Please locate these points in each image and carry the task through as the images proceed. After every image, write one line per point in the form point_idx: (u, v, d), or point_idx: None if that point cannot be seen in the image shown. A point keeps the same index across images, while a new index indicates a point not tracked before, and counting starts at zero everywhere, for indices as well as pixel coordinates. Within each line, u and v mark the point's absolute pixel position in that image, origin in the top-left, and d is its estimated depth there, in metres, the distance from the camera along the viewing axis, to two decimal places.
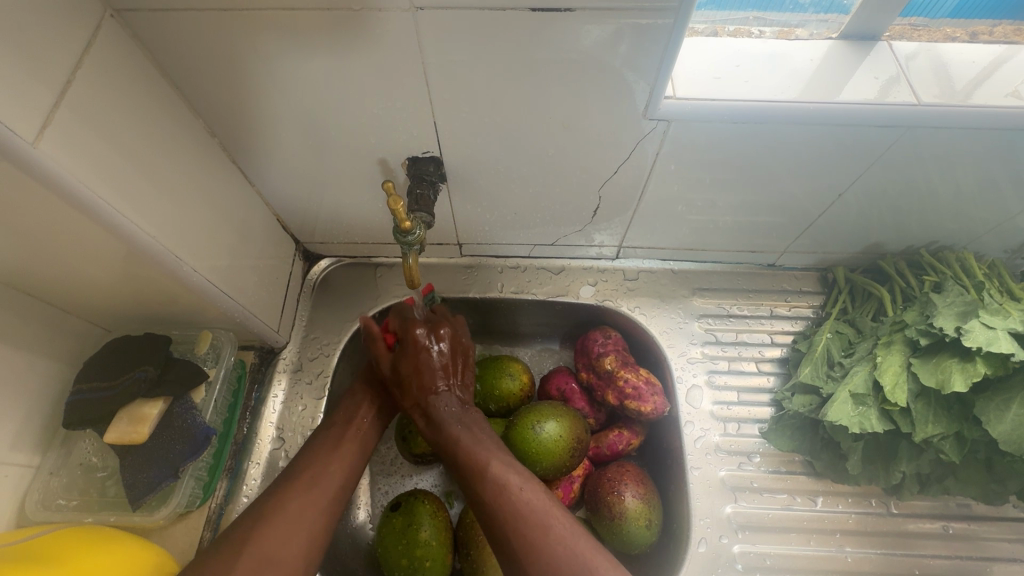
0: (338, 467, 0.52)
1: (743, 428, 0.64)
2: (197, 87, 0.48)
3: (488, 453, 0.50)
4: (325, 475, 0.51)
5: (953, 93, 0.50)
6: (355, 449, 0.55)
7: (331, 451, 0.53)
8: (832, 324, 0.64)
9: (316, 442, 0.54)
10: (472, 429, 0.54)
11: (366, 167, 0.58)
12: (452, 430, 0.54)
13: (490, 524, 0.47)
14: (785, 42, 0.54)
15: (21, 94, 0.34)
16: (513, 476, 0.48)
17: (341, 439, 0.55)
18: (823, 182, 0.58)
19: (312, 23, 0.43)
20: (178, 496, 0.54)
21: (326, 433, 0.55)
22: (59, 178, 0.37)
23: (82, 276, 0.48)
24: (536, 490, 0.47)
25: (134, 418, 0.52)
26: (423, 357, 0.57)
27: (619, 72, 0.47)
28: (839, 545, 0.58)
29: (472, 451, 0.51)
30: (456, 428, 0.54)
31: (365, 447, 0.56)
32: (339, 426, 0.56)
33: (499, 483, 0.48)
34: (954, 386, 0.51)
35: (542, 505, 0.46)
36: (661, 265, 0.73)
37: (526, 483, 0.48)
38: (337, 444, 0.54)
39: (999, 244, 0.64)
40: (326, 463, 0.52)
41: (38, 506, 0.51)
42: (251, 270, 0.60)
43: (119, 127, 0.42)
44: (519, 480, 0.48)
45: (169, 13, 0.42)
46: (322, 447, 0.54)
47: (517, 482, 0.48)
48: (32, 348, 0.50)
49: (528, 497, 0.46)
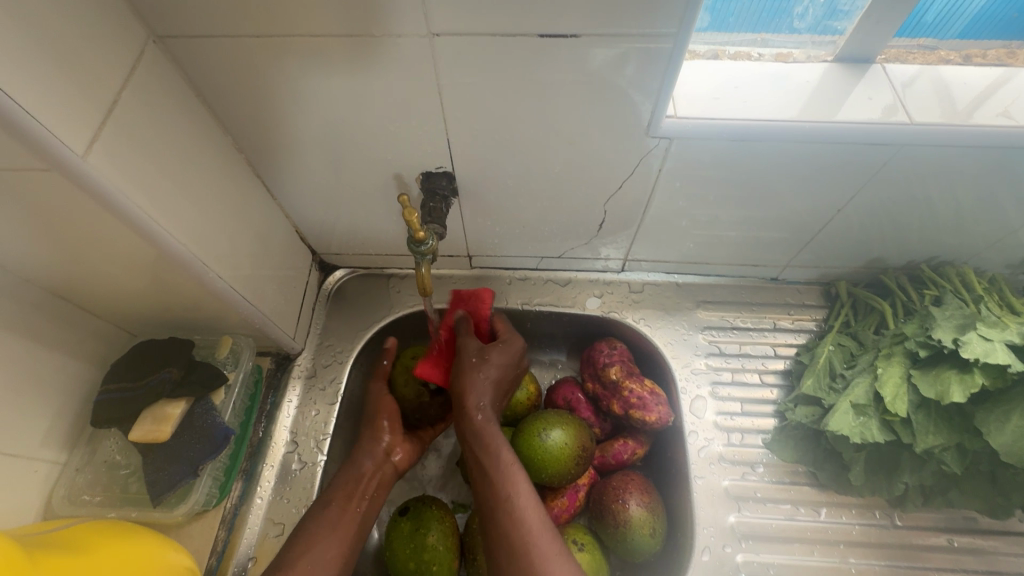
0: (335, 551, 0.53)
1: (746, 439, 0.65)
2: (228, 107, 0.52)
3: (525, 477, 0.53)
4: (321, 565, 0.51)
5: (956, 113, 0.52)
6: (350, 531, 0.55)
7: (328, 535, 0.53)
8: (834, 336, 0.65)
9: (311, 523, 0.54)
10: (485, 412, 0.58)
11: (381, 181, 0.60)
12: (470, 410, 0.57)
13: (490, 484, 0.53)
14: (782, 64, 0.56)
15: (75, 114, 0.37)
16: (536, 512, 0.50)
17: (338, 519, 0.55)
18: (821, 198, 0.60)
19: (337, 48, 0.46)
20: (196, 495, 0.56)
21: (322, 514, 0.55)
22: (104, 188, 0.40)
23: (114, 282, 0.51)
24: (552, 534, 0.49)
25: (157, 417, 0.54)
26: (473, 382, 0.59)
27: (624, 94, 0.50)
28: (842, 555, 0.59)
29: (507, 486, 0.52)
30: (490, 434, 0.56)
31: (363, 524, 0.56)
32: (338, 504, 0.56)
33: (524, 508, 0.50)
34: (953, 397, 0.51)
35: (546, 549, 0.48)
36: (666, 279, 0.75)
37: (543, 527, 0.49)
38: (336, 525, 0.54)
39: (1000, 259, 0.65)
40: (323, 550, 0.52)
41: (64, 501, 0.53)
42: (271, 279, 0.63)
43: (157, 142, 0.45)
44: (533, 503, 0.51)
45: (204, 39, 0.46)
46: (322, 528, 0.53)
47: (537, 524, 0.49)
48: (64, 349, 0.53)
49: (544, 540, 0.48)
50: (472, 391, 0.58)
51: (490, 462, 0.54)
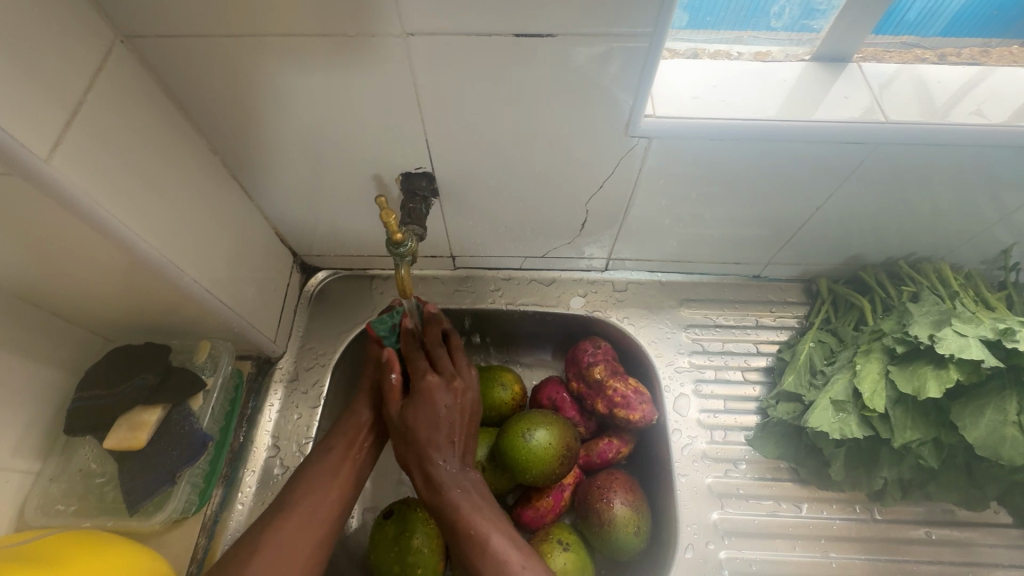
0: (333, 499, 0.54)
1: (729, 436, 0.65)
2: (201, 107, 0.51)
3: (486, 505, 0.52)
4: (320, 507, 0.53)
5: (930, 112, 0.52)
6: (351, 476, 0.57)
7: (329, 480, 0.55)
8: (814, 333, 0.66)
9: (315, 466, 0.56)
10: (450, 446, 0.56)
11: (361, 181, 0.60)
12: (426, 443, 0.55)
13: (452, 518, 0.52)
14: (760, 63, 0.56)
15: (37, 116, 0.36)
16: (502, 537, 0.50)
17: (339, 465, 0.57)
18: (800, 197, 0.60)
19: (311, 48, 0.46)
20: (175, 502, 0.55)
21: (324, 459, 0.57)
22: (70, 192, 0.39)
23: (86, 287, 0.50)
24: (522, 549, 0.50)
25: (132, 424, 0.53)
26: (422, 410, 0.56)
27: (603, 94, 0.50)
28: (823, 550, 0.59)
29: (488, 538, 0.49)
30: (458, 494, 0.53)
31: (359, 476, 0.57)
32: (339, 451, 0.57)
33: (513, 573, 0.47)
34: (930, 392, 0.52)
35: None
36: (650, 277, 0.75)
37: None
38: (335, 472, 0.56)
39: (976, 255, 0.66)
40: (322, 494, 0.54)
41: (37, 511, 0.52)
42: (249, 282, 0.62)
43: (126, 144, 0.44)
44: (513, 549, 0.49)
45: (174, 38, 0.45)
46: (320, 475, 0.55)
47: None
48: (35, 356, 0.52)
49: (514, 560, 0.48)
50: (425, 420, 0.56)
51: (467, 525, 0.51)
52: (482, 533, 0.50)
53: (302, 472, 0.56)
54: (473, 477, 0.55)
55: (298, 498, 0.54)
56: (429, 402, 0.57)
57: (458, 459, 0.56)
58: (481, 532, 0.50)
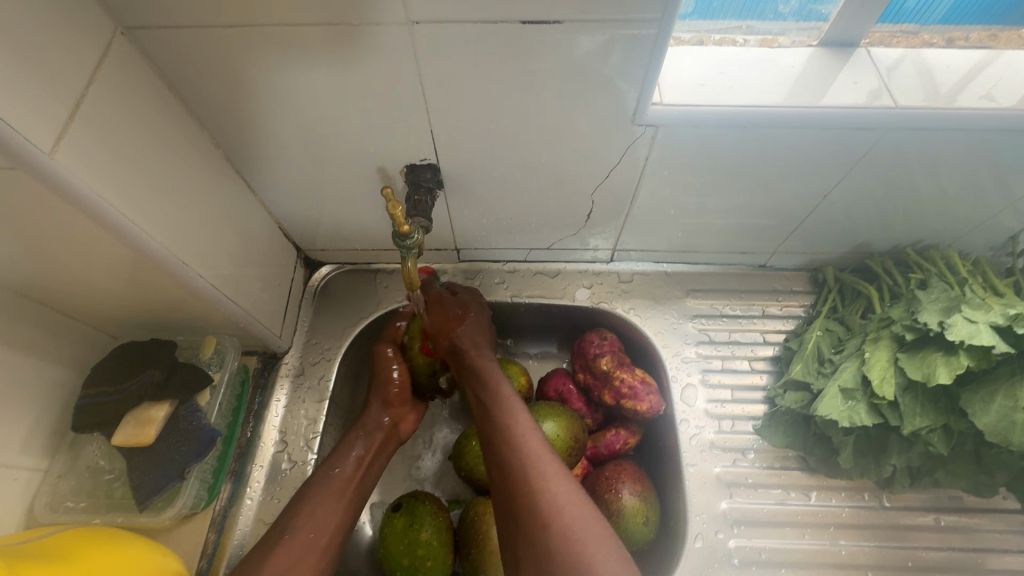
0: (335, 523, 0.54)
1: (737, 425, 0.65)
2: (203, 100, 0.50)
3: (524, 413, 0.53)
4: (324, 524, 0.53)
5: (940, 97, 0.52)
6: (353, 504, 0.56)
7: (332, 502, 0.55)
8: (822, 322, 0.66)
9: (319, 489, 0.55)
10: (490, 365, 0.60)
11: (365, 174, 0.59)
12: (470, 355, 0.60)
13: (500, 421, 0.53)
14: (768, 49, 0.56)
15: (39, 109, 0.36)
16: (541, 450, 0.49)
17: (343, 488, 0.56)
18: (808, 185, 0.60)
19: (314, 38, 0.45)
20: (183, 498, 0.56)
21: (326, 480, 0.56)
22: (75, 186, 0.39)
23: (90, 283, 0.49)
24: (569, 486, 0.46)
25: (140, 421, 0.53)
26: (466, 329, 0.63)
27: (610, 82, 0.49)
28: (833, 538, 0.59)
29: (514, 426, 0.51)
30: (490, 365, 0.59)
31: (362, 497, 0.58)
32: (342, 472, 0.57)
33: (536, 453, 0.48)
34: (939, 379, 0.52)
35: (570, 501, 0.44)
36: (655, 268, 0.75)
37: (561, 471, 0.47)
38: (339, 492, 0.56)
39: (983, 242, 0.66)
40: (326, 516, 0.53)
41: (46, 509, 0.52)
42: (254, 277, 0.61)
43: (129, 138, 0.44)
44: (537, 438, 0.50)
45: (176, 29, 0.44)
46: (325, 496, 0.55)
47: (554, 471, 0.47)
48: (41, 353, 0.52)
49: (561, 494, 0.45)
50: (451, 341, 0.61)
51: (496, 411, 0.54)
52: (528, 448, 0.49)
53: (308, 493, 0.55)
54: (507, 369, 0.60)
55: (299, 524, 0.52)
56: (469, 321, 0.64)
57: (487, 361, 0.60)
58: (512, 412, 0.53)
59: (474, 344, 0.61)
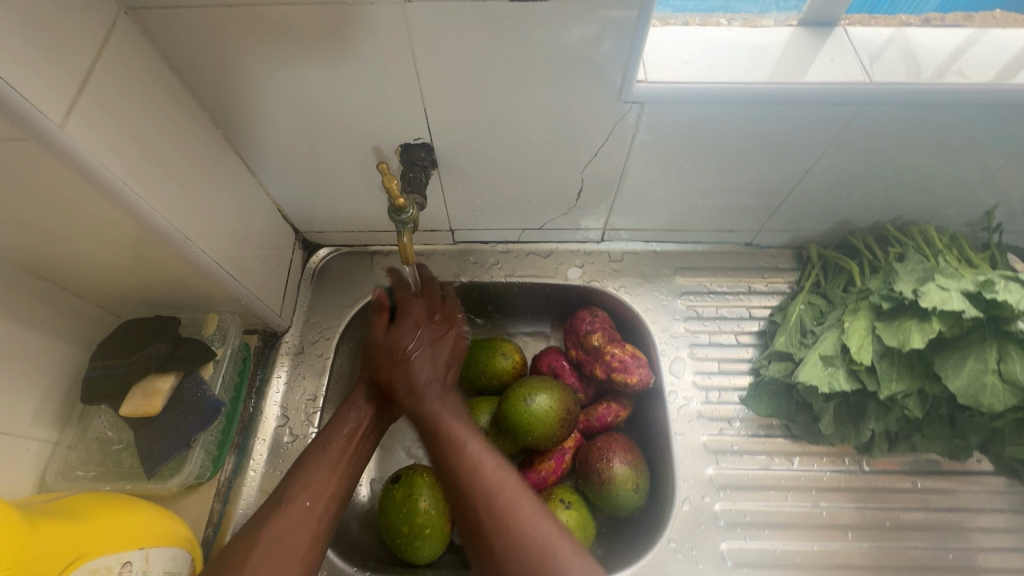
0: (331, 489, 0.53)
1: (724, 396, 0.67)
2: (204, 80, 0.52)
3: (473, 440, 0.53)
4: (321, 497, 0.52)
5: (915, 73, 0.54)
6: (348, 471, 0.56)
7: (327, 474, 0.54)
8: (805, 296, 0.68)
9: (318, 452, 0.56)
10: (449, 404, 0.59)
11: (361, 154, 0.61)
12: (414, 393, 0.59)
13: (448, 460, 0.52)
14: (750, 30, 0.58)
15: (49, 85, 0.38)
16: (498, 472, 0.50)
17: (339, 458, 0.56)
18: (790, 162, 0.62)
19: (309, 18, 0.47)
20: (191, 465, 0.57)
21: (322, 453, 0.56)
22: (83, 160, 0.41)
23: (95, 260, 0.51)
24: (531, 504, 0.47)
25: (147, 391, 0.55)
26: (416, 359, 0.61)
27: (597, 62, 0.51)
28: (814, 500, 0.62)
29: (466, 449, 0.52)
30: (440, 407, 0.58)
31: (357, 468, 0.57)
32: (338, 444, 0.57)
33: (503, 476, 0.49)
34: (913, 344, 0.54)
35: (533, 514, 0.46)
36: (645, 247, 0.77)
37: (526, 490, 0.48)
38: (335, 464, 0.55)
39: (960, 217, 0.68)
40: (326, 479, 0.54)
41: (58, 478, 0.54)
42: (254, 257, 0.63)
43: (134, 115, 0.45)
44: (494, 461, 0.51)
45: (177, 11, 0.46)
46: (321, 466, 0.54)
47: (520, 489, 0.48)
48: (49, 329, 0.53)
49: (523, 511, 0.46)
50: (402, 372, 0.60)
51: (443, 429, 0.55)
52: (488, 477, 0.49)
53: (305, 463, 0.55)
54: (454, 403, 0.60)
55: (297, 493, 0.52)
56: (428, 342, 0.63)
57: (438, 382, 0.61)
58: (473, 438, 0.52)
59: (409, 392, 0.59)
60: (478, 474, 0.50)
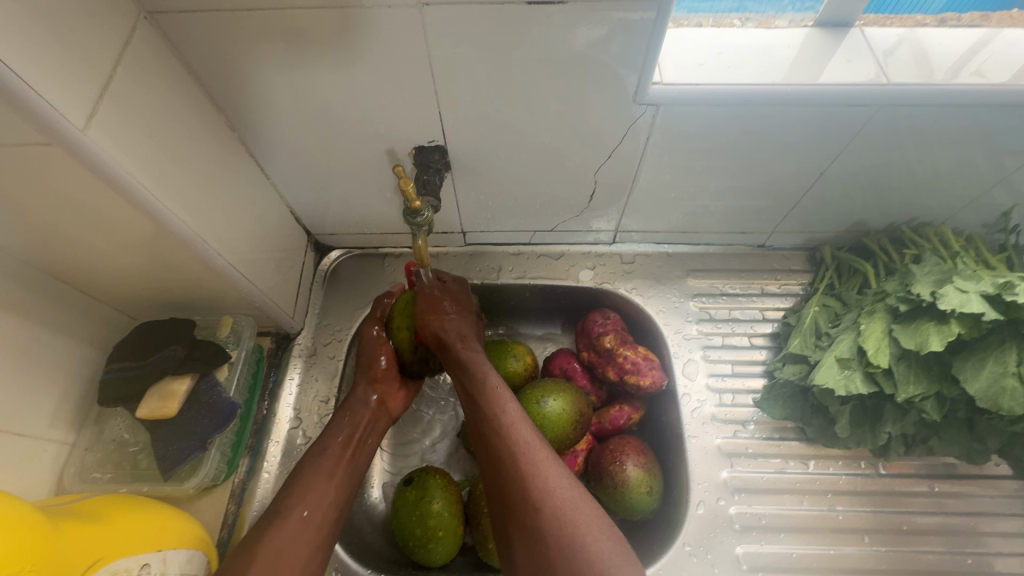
0: (331, 499, 0.53)
1: (737, 399, 0.67)
2: (220, 83, 0.52)
3: (509, 404, 0.52)
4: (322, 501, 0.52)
5: (933, 74, 0.53)
6: (348, 480, 0.55)
7: (327, 479, 0.54)
8: (819, 298, 0.67)
9: (317, 458, 0.55)
10: (481, 360, 0.57)
11: (374, 157, 0.61)
12: (452, 351, 0.57)
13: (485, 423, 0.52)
14: (765, 31, 0.58)
15: (73, 89, 0.38)
16: (534, 443, 0.49)
17: (339, 461, 0.56)
18: (805, 163, 0.62)
19: (326, 21, 0.47)
20: (207, 468, 0.57)
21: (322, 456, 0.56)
22: (104, 163, 0.41)
23: (113, 262, 0.51)
24: (567, 480, 0.46)
25: (163, 394, 0.55)
26: (458, 335, 0.58)
27: (612, 65, 0.51)
28: (830, 504, 0.62)
29: (504, 414, 0.51)
30: (481, 362, 0.56)
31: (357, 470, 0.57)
32: (336, 447, 0.57)
33: (527, 445, 0.49)
34: (932, 347, 0.54)
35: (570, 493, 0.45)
36: (656, 249, 0.77)
37: (550, 458, 0.48)
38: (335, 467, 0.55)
39: (976, 219, 0.67)
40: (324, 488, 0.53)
41: (75, 479, 0.54)
42: (267, 259, 0.63)
43: (152, 119, 0.46)
44: (529, 428, 0.50)
45: (195, 14, 0.46)
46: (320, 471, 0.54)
47: (545, 456, 0.48)
48: (67, 330, 0.54)
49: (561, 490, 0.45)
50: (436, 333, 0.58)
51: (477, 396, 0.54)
52: (526, 449, 0.48)
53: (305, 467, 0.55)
54: (491, 357, 0.58)
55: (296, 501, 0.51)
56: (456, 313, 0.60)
57: (476, 346, 0.59)
58: (496, 411, 0.52)
59: (447, 354, 0.58)
60: (521, 447, 0.48)
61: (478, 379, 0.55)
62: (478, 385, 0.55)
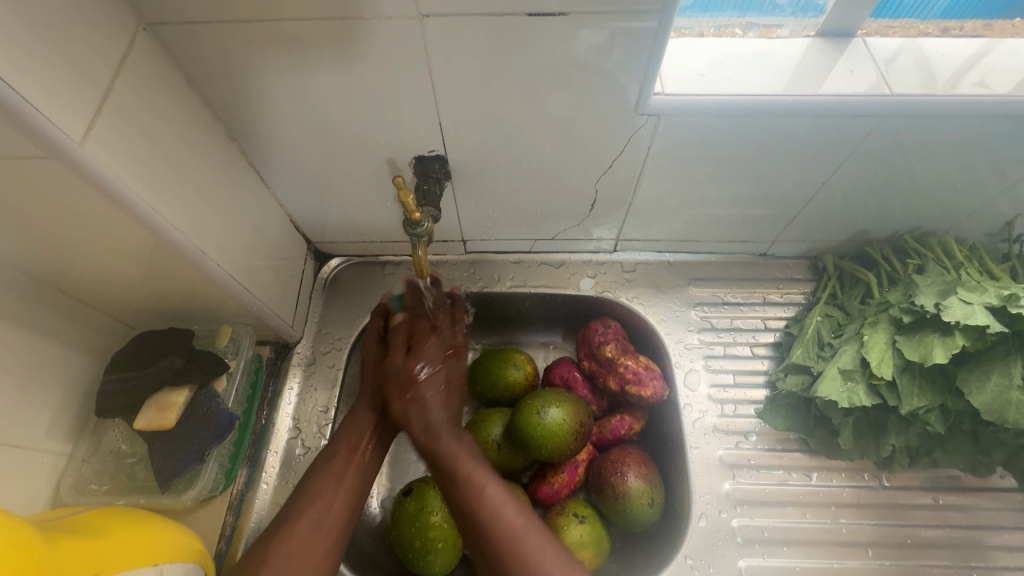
0: (336, 510, 0.53)
1: (739, 409, 0.67)
2: (220, 93, 0.52)
3: (487, 479, 0.52)
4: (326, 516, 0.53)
5: (935, 85, 0.53)
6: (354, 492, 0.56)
7: (334, 491, 0.54)
8: (822, 308, 0.67)
9: (323, 471, 0.56)
10: (463, 440, 0.56)
11: (374, 166, 0.61)
12: (427, 431, 0.57)
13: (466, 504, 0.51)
14: (767, 41, 0.57)
15: (71, 101, 0.38)
16: (506, 503, 0.51)
17: (345, 471, 0.56)
18: (807, 173, 0.61)
19: (326, 32, 0.47)
20: (204, 480, 0.57)
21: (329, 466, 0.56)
22: (102, 175, 0.41)
23: (111, 273, 0.51)
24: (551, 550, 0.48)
25: (161, 405, 0.55)
26: (430, 396, 0.59)
27: (613, 76, 0.51)
28: (833, 516, 0.61)
29: (480, 495, 0.51)
30: (456, 443, 0.56)
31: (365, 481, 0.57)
32: (343, 456, 0.57)
33: (513, 527, 0.49)
34: (936, 358, 0.53)
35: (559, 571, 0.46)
36: (657, 257, 0.76)
37: (543, 542, 0.48)
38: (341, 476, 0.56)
39: (979, 228, 0.67)
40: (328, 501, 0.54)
41: (72, 490, 0.54)
42: (267, 268, 0.63)
43: (152, 130, 0.46)
44: (514, 505, 0.51)
45: (195, 26, 0.46)
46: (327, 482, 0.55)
47: (535, 542, 0.48)
48: (65, 341, 0.53)
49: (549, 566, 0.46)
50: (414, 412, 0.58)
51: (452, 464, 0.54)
52: (509, 533, 0.49)
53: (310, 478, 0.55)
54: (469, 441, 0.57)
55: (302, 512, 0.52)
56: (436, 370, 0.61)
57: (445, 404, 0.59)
58: (474, 484, 0.52)
59: (427, 427, 0.57)
60: (506, 538, 0.48)
61: (461, 471, 0.53)
62: (447, 462, 0.54)
